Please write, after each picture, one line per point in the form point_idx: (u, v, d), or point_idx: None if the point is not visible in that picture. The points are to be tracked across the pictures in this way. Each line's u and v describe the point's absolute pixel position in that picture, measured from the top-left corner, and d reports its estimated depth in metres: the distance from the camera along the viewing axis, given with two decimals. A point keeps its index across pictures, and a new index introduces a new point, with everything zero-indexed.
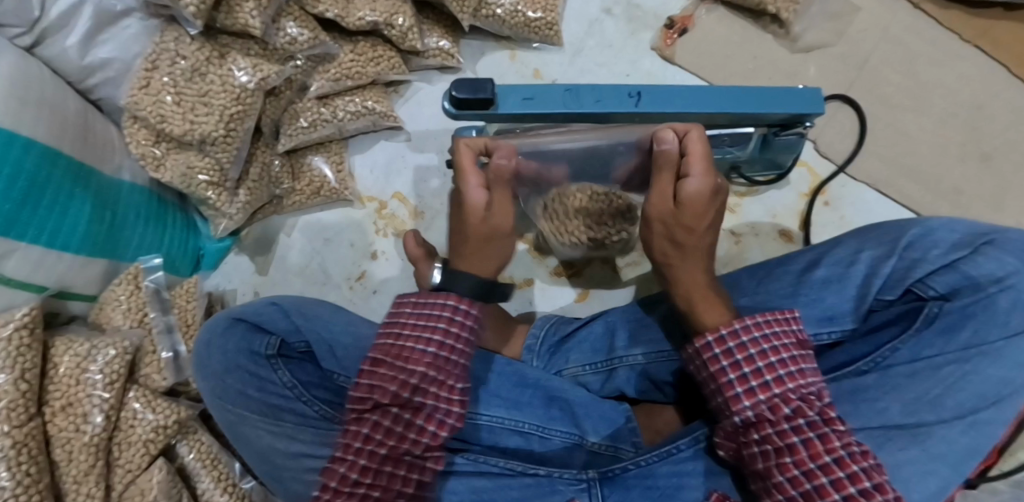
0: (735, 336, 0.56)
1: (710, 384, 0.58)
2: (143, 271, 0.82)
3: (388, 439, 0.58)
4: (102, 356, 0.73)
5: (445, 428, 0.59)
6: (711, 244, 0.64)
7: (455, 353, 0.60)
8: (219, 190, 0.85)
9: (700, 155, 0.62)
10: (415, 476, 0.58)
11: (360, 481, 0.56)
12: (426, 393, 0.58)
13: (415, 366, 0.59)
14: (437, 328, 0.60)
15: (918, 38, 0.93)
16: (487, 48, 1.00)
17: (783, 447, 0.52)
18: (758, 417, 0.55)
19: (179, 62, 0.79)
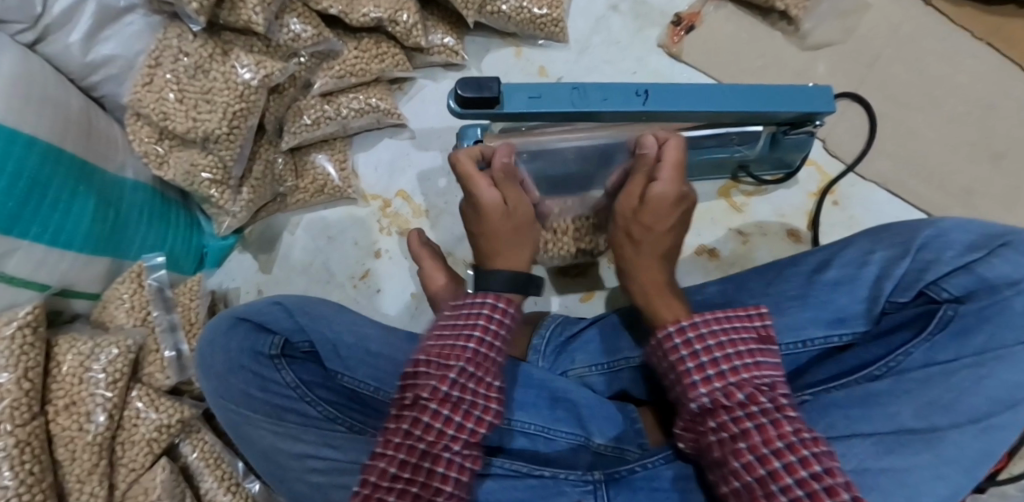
0: (694, 327, 0.59)
1: (671, 375, 0.60)
2: (146, 269, 0.82)
3: (426, 434, 0.57)
4: (104, 355, 0.73)
5: (484, 425, 0.59)
6: (671, 244, 0.72)
7: (493, 351, 0.62)
8: (222, 189, 0.84)
9: (674, 162, 0.70)
10: (451, 474, 0.57)
11: (398, 475, 0.55)
12: (466, 388, 0.59)
13: (454, 362, 0.60)
14: (476, 324, 0.62)
15: (930, 35, 0.92)
16: (492, 45, 0.99)
17: (737, 433, 0.54)
18: (714, 405, 0.57)
19: (181, 59, 0.79)
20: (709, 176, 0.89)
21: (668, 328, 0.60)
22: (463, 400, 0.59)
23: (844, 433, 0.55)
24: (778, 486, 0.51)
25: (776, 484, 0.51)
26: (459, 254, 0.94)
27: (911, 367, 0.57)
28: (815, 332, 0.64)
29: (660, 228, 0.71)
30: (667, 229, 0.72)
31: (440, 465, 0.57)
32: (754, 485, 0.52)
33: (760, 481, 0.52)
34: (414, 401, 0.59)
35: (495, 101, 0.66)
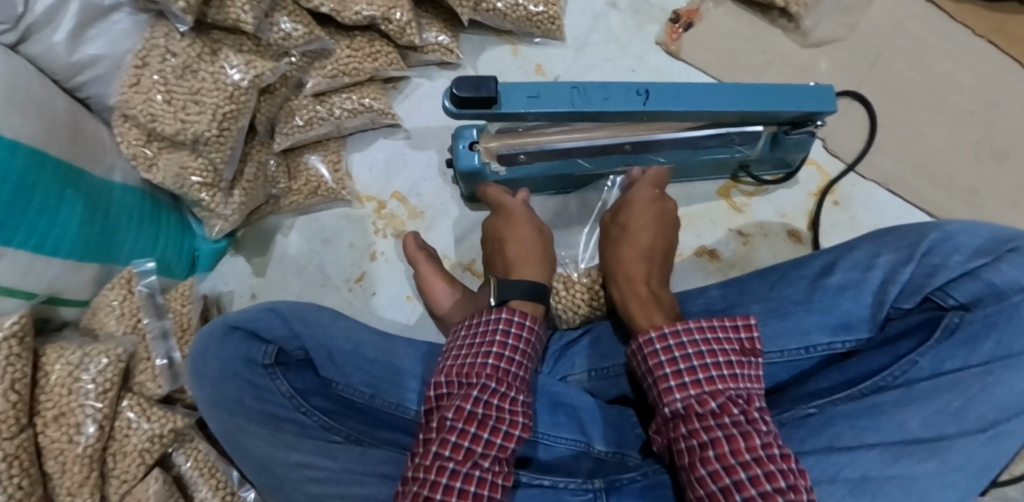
0: (676, 336, 0.60)
1: (650, 381, 0.61)
2: (136, 275, 0.80)
3: (456, 453, 0.56)
4: (94, 365, 0.71)
5: (513, 439, 0.59)
6: (649, 243, 0.75)
7: (516, 368, 0.63)
8: (213, 192, 0.82)
9: (654, 178, 0.79)
10: (485, 491, 0.55)
11: (430, 497, 0.54)
12: (491, 404, 0.59)
13: (478, 379, 0.61)
14: (494, 340, 0.64)
15: (932, 32, 0.91)
16: (487, 43, 0.97)
17: (706, 439, 0.54)
18: (685, 411, 0.57)
19: (169, 59, 0.77)
20: (709, 176, 0.88)
21: (651, 333, 0.61)
22: (489, 417, 0.58)
23: (851, 444, 0.54)
24: (741, 495, 0.51)
25: (739, 495, 0.51)
26: (456, 257, 0.93)
27: (918, 376, 0.56)
28: (819, 338, 0.64)
29: (636, 228, 0.75)
30: (643, 228, 0.75)
31: (473, 483, 0.55)
32: (717, 493, 0.52)
33: (723, 490, 0.52)
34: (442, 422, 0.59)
35: (493, 101, 0.64)
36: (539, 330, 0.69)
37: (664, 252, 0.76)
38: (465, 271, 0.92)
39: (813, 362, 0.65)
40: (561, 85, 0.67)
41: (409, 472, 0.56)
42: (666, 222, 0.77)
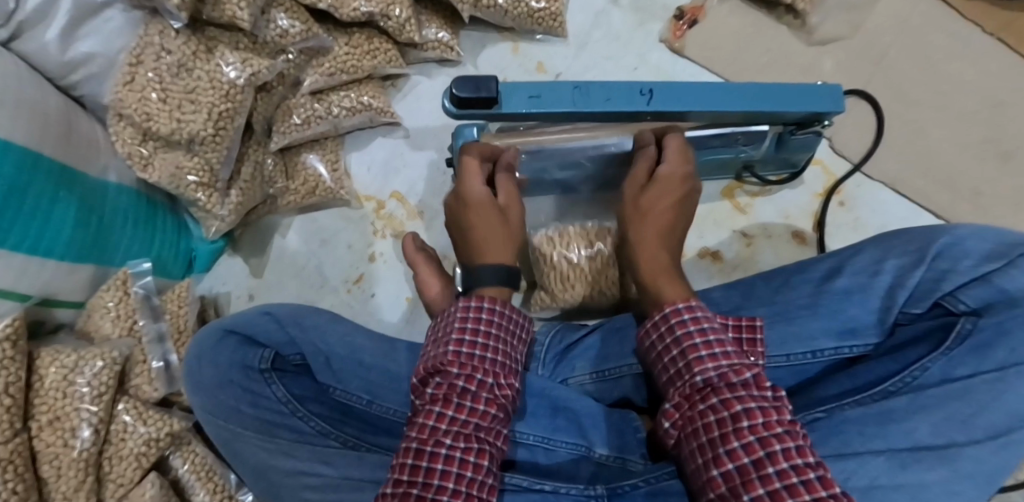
0: (703, 315, 0.61)
1: (671, 356, 0.60)
2: (131, 277, 0.79)
3: (419, 435, 0.56)
4: (89, 368, 0.70)
5: (475, 416, 0.57)
6: (669, 223, 0.72)
7: (489, 350, 0.61)
8: (209, 192, 0.81)
9: (678, 148, 0.71)
10: (453, 471, 0.53)
11: (398, 480, 0.54)
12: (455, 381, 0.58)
13: (445, 362, 0.60)
14: (466, 328, 0.61)
15: (940, 30, 0.89)
16: (488, 39, 0.96)
17: (739, 410, 0.53)
18: (716, 381, 0.56)
19: (164, 56, 0.75)
20: (713, 176, 0.86)
21: (680, 304, 0.61)
22: (452, 396, 0.57)
23: (858, 450, 0.52)
24: (773, 468, 0.50)
25: (771, 468, 0.50)
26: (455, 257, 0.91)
27: (928, 383, 0.55)
28: (825, 343, 0.62)
29: (657, 211, 0.71)
30: (665, 211, 0.71)
31: (439, 462, 0.54)
32: (749, 467, 0.51)
33: (756, 463, 0.51)
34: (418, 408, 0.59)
35: (493, 102, 0.63)
36: (521, 317, 0.66)
37: (682, 229, 0.74)
38: None
39: (818, 368, 0.64)
40: (564, 85, 0.65)
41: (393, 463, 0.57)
42: (687, 211, 0.74)
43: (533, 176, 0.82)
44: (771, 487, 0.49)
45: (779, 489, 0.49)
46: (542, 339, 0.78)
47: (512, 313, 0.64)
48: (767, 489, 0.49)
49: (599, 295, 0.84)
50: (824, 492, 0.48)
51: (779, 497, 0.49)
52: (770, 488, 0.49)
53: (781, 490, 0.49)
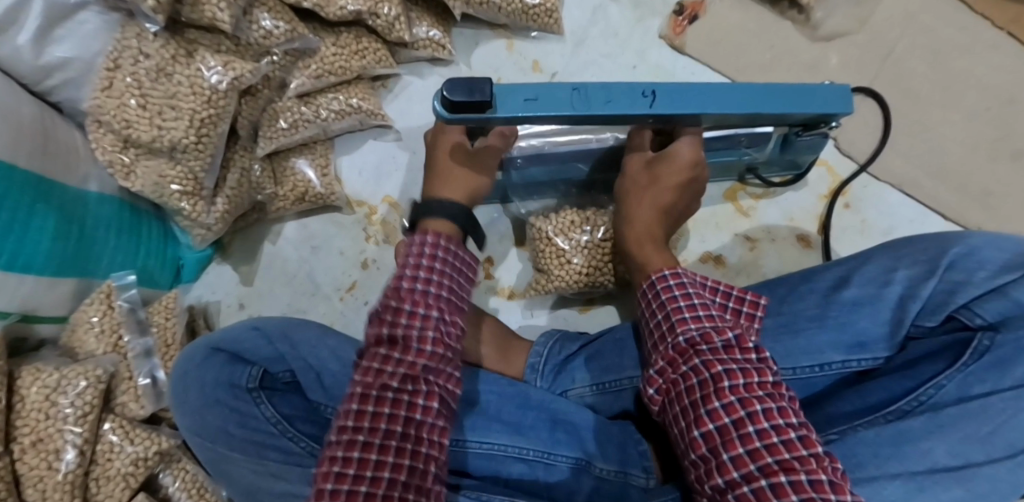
0: (688, 280, 0.59)
1: (654, 317, 0.59)
2: (115, 290, 0.76)
3: (363, 377, 0.53)
4: (72, 388, 0.68)
5: (424, 357, 0.54)
6: (669, 203, 0.69)
7: (437, 287, 0.58)
8: (194, 200, 0.78)
9: (694, 158, 0.67)
10: (401, 413, 0.52)
11: (343, 426, 0.51)
12: (400, 319, 0.55)
13: (389, 302, 0.57)
14: (420, 264, 0.58)
15: (950, 24, 0.87)
16: (481, 36, 0.93)
17: (720, 371, 0.51)
18: (699, 342, 0.54)
19: (142, 60, 0.72)
20: (715, 178, 0.84)
21: (664, 270, 0.60)
22: (398, 339, 0.55)
23: (874, 474, 0.51)
24: (754, 428, 0.48)
25: (752, 427, 0.48)
26: None
27: (945, 401, 0.53)
28: (834, 356, 0.61)
29: (659, 189, 0.68)
30: (667, 188, 0.68)
31: (385, 406, 0.51)
32: (729, 427, 0.49)
33: (737, 421, 0.49)
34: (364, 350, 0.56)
35: (488, 106, 0.60)
36: (471, 257, 0.62)
37: (677, 216, 0.72)
38: None
39: (827, 381, 0.62)
40: (563, 87, 0.62)
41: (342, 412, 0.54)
42: (688, 192, 0.70)
43: (529, 181, 0.79)
44: (752, 446, 0.48)
45: (761, 448, 0.48)
46: (540, 350, 0.77)
47: (460, 251, 0.61)
48: (747, 448, 0.48)
49: (603, 275, 0.81)
50: (805, 451, 0.46)
51: (760, 456, 0.47)
52: (749, 448, 0.48)
53: (761, 449, 0.48)
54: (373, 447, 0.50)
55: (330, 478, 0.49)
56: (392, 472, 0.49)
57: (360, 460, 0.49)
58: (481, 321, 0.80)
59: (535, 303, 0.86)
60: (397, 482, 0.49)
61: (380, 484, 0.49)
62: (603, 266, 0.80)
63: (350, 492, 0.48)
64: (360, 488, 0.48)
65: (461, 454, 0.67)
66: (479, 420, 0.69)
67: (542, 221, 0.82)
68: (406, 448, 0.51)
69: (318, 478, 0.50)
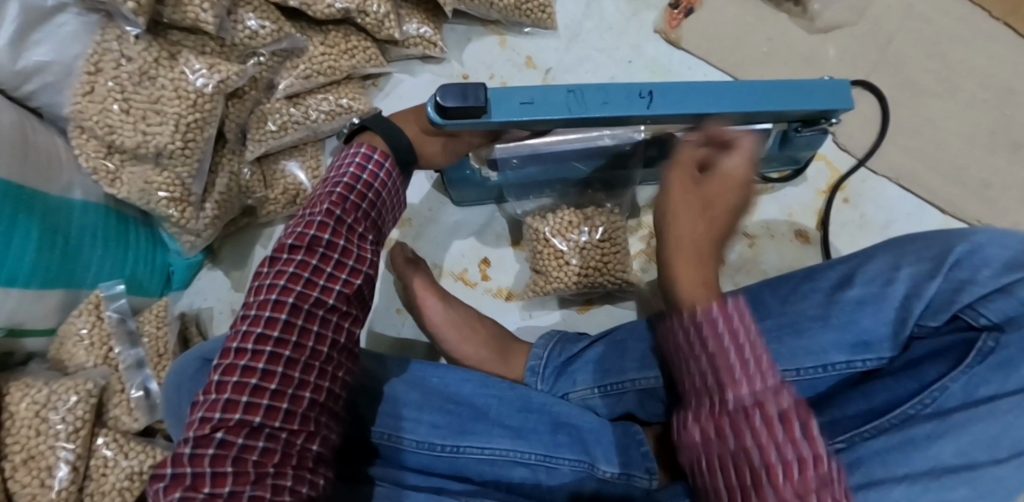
0: (743, 321, 0.46)
1: (700, 350, 0.46)
2: (104, 299, 0.74)
3: (293, 287, 0.56)
4: (63, 404, 0.66)
5: (359, 278, 0.59)
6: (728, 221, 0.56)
7: (373, 208, 0.62)
8: (182, 207, 0.76)
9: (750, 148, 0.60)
10: (327, 334, 0.57)
11: (264, 336, 0.54)
12: (340, 235, 0.58)
13: (332, 210, 0.58)
14: (360, 179, 0.61)
15: (947, 15, 0.86)
16: (473, 33, 0.91)
17: (789, 458, 0.42)
18: (751, 409, 0.43)
19: (124, 64, 0.70)
20: None
21: (713, 308, 0.47)
22: (332, 252, 0.58)
23: (881, 477, 0.50)
24: None
25: None
26: (447, 264, 0.87)
27: (949, 404, 0.52)
28: (837, 357, 0.61)
29: (719, 190, 0.57)
30: (728, 193, 0.57)
31: (314, 324, 0.56)
32: None
33: None
34: (288, 249, 0.57)
35: (482, 111, 0.58)
36: (403, 194, 0.67)
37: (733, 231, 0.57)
38: (456, 281, 0.86)
39: (830, 381, 0.62)
40: (558, 90, 0.61)
41: (243, 308, 0.56)
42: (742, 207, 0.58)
43: (525, 182, 0.78)
44: None
45: None
46: (542, 351, 0.76)
47: (396, 180, 0.64)
48: None
49: (602, 276, 0.80)
50: None
51: None
52: None
53: None
54: (297, 366, 0.54)
55: (247, 390, 0.52)
56: (311, 393, 0.55)
57: (284, 377, 0.54)
58: (481, 323, 0.79)
59: (535, 305, 0.85)
60: (315, 404, 0.55)
61: (299, 403, 0.54)
62: (604, 272, 0.80)
63: (271, 408, 0.52)
64: (280, 405, 0.53)
65: (463, 460, 0.66)
66: (480, 425, 0.68)
67: (540, 222, 0.81)
68: (327, 370, 0.56)
69: (229, 387, 0.52)
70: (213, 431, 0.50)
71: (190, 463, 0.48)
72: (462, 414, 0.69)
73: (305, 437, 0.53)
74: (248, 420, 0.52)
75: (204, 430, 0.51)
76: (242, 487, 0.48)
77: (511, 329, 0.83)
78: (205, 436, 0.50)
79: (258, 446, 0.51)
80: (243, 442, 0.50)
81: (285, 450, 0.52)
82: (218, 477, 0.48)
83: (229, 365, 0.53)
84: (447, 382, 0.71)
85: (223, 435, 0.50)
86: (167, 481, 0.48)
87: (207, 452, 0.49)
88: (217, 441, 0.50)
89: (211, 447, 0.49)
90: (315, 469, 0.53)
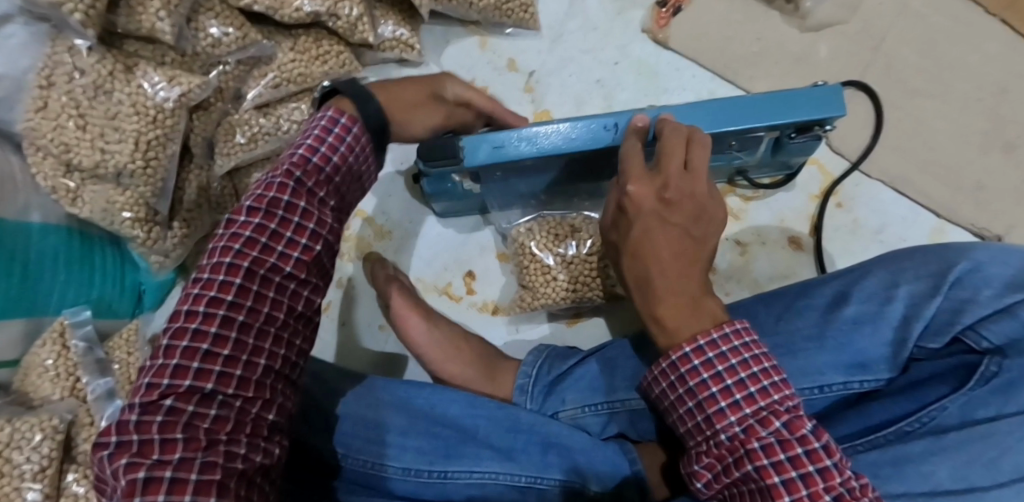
0: (723, 353, 0.48)
1: (688, 395, 0.50)
2: (70, 326, 0.72)
3: (250, 252, 0.50)
4: (27, 442, 0.63)
5: (319, 243, 0.54)
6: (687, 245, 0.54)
7: (337, 174, 0.56)
8: (147, 227, 0.72)
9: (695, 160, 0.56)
10: (284, 301, 0.52)
11: (218, 299, 0.48)
12: (299, 197, 0.53)
13: (292, 171, 0.53)
14: (324, 140, 0.55)
15: (941, 11, 0.83)
16: (452, 34, 0.87)
17: (778, 483, 0.44)
18: (745, 440, 0.46)
19: (76, 77, 0.65)
20: None
21: (684, 346, 0.49)
22: (292, 216, 0.52)
23: None
24: None
25: None
26: (431, 278, 0.84)
27: (947, 424, 0.50)
28: (834, 378, 0.59)
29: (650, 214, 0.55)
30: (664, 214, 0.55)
31: (270, 290, 0.51)
32: None
33: None
34: (245, 212, 0.51)
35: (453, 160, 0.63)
36: (374, 168, 0.62)
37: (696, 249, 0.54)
38: (440, 294, 0.83)
39: (827, 401, 0.60)
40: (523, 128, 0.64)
41: (194, 272, 0.51)
42: (704, 220, 0.55)
43: (506, 191, 0.75)
44: None
45: None
46: (530, 368, 0.73)
47: (366, 146, 0.59)
48: None
49: (590, 290, 0.77)
50: None
51: None
52: None
53: None
54: (252, 330, 0.49)
55: (197, 355, 0.47)
56: (267, 360, 0.50)
57: (237, 343, 0.48)
58: (467, 342, 0.76)
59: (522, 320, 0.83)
60: (271, 370, 0.50)
61: (255, 369, 0.49)
62: (592, 284, 0.77)
63: (223, 374, 0.47)
64: (233, 372, 0.48)
65: (451, 485, 0.64)
66: (469, 447, 0.65)
67: (521, 236, 0.78)
68: (283, 336, 0.51)
69: (178, 352, 0.47)
70: (162, 398, 0.46)
71: (137, 431, 0.44)
72: (450, 437, 0.66)
73: (261, 406, 0.49)
74: (199, 387, 0.47)
75: (152, 397, 0.46)
76: (193, 454, 0.43)
77: (498, 345, 0.80)
78: (153, 403, 0.45)
79: (211, 414, 0.46)
80: (193, 410, 0.45)
81: (238, 417, 0.47)
82: (167, 443, 0.43)
83: (179, 328, 0.48)
84: (433, 402, 0.69)
85: (173, 402, 0.45)
86: (112, 449, 0.43)
87: (155, 418, 0.44)
88: (167, 408, 0.45)
89: (159, 414, 0.45)
90: (269, 437, 0.49)
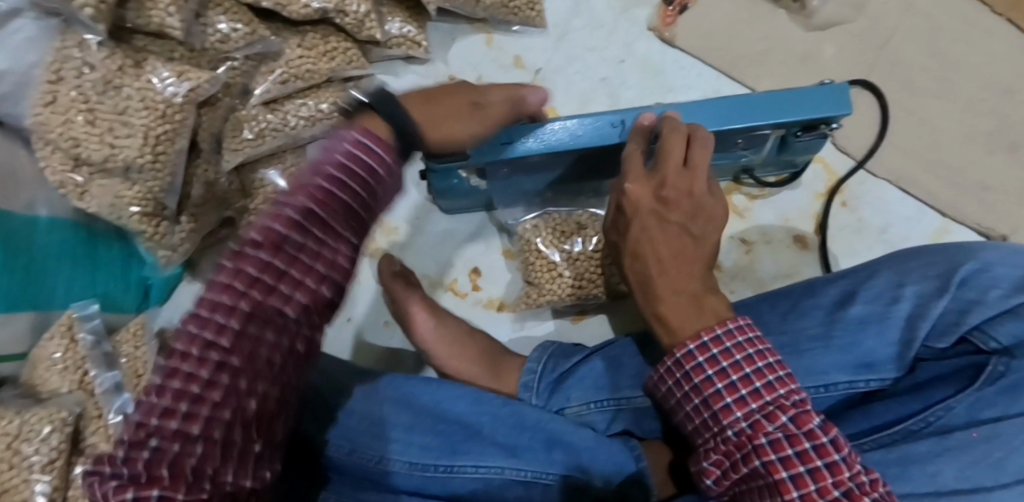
0: (727, 349, 0.49)
1: (693, 391, 0.50)
2: (77, 320, 0.72)
3: (256, 289, 0.42)
4: (36, 435, 0.63)
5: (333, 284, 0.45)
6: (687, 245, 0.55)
7: (361, 207, 0.45)
8: (155, 221, 0.72)
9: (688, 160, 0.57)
10: (284, 341, 0.43)
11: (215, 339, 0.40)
12: (318, 232, 0.43)
13: (313, 203, 0.43)
14: (343, 166, 0.44)
15: (947, 11, 0.83)
16: (458, 32, 0.87)
17: (786, 478, 0.44)
18: (752, 436, 0.46)
19: (86, 72, 0.65)
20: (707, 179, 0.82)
21: (687, 343, 0.50)
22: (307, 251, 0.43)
23: None
24: None
25: None
26: (436, 275, 0.84)
27: (954, 424, 0.51)
28: (840, 377, 0.59)
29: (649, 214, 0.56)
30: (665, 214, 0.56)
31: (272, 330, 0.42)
32: None
33: None
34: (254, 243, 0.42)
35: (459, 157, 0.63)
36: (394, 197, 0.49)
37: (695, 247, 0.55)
38: (446, 291, 0.84)
39: (832, 400, 0.60)
40: (528, 126, 0.64)
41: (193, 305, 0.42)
42: (702, 218, 0.57)
43: (511, 188, 0.76)
44: None
45: None
46: (535, 365, 0.74)
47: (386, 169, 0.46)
48: None
49: (595, 287, 0.78)
50: None
51: None
52: None
53: None
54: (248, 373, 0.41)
55: (187, 395, 0.39)
56: (259, 402, 0.42)
57: (232, 385, 0.40)
58: (471, 339, 0.77)
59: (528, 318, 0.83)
60: (264, 411, 0.42)
61: (247, 410, 0.41)
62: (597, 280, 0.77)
63: (213, 419, 0.39)
64: (223, 415, 0.40)
65: (456, 480, 0.64)
66: (474, 444, 0.66)
67: (525, 234, 0.79)
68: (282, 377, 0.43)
69: (168, 392, 0.39)
70: (150, 436, 0.38)
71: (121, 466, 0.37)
72: (455, 434, 0.67)
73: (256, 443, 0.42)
74: (186, 429, 0.39)
75: (139, 435, 0.38)
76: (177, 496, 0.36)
77: (503, 342, 0.80)
78: (138, 441, 0.38)
79: (197, 451, 0.38)
80: (179, 449, 0.38)
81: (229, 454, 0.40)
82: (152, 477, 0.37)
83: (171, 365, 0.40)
84: (439, 399, 0.69)
85: (158, 442, 0.38)
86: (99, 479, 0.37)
87: (142, 453, 0.37)
88: (152, 446, 0.38)
89: (146, 449, 0.38)
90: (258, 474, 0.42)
